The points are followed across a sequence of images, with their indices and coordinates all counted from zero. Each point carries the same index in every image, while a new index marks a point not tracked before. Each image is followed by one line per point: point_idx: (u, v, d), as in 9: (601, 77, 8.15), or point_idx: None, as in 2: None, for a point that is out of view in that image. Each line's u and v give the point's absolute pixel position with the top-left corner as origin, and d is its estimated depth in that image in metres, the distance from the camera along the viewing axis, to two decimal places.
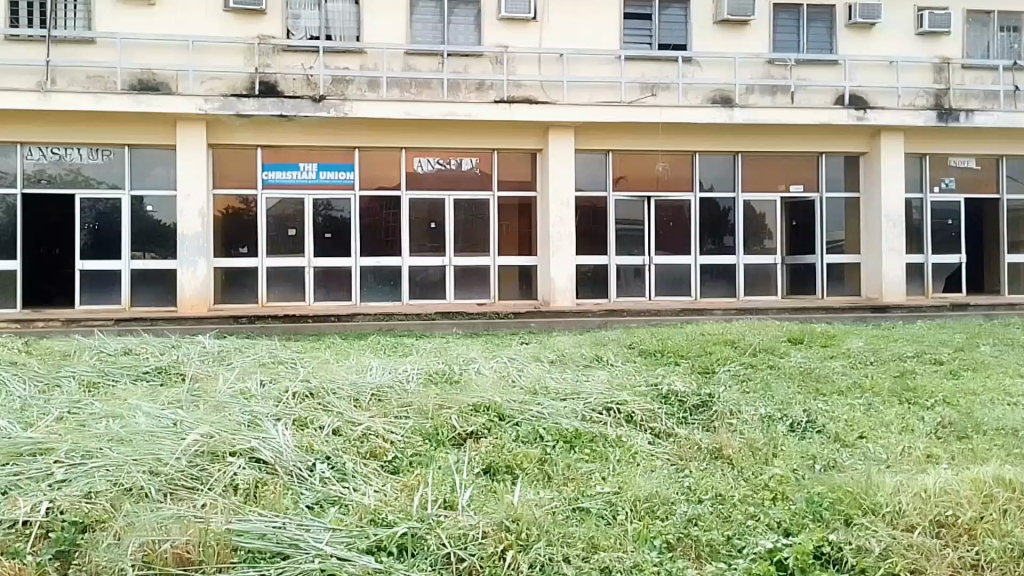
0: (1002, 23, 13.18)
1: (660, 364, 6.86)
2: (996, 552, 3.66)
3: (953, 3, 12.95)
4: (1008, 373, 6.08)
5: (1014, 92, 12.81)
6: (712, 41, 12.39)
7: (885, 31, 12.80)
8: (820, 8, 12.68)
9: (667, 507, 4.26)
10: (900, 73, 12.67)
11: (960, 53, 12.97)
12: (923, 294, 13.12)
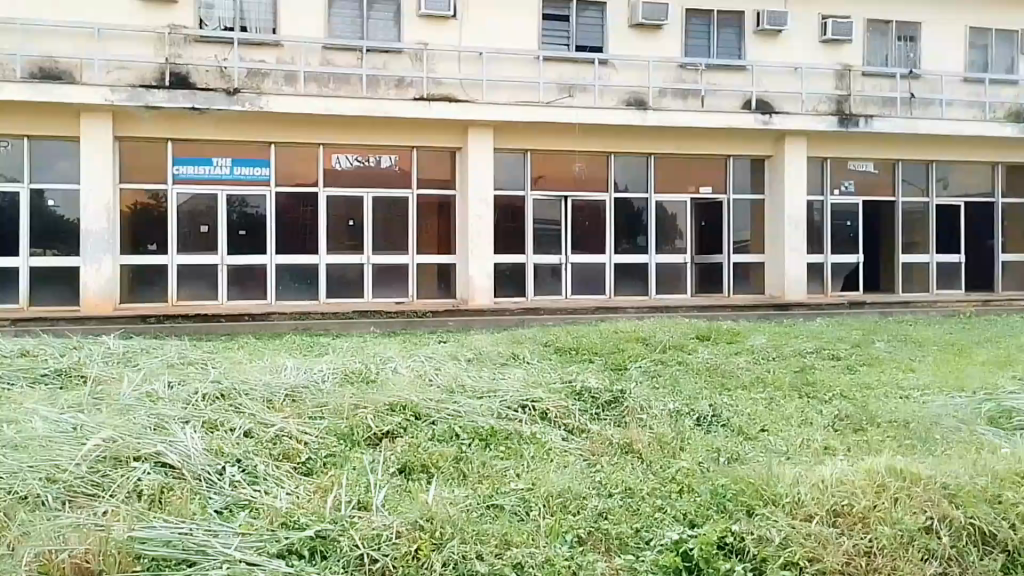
0: (901, 32, 13.86)
1: (574, 361, 6.93)
2: (887, 539, 3.78)
3: (854, 13, 13.61)
4: (900, 368, 6.38)
5: (910, 100, 13.50)
6: (628, 43, 12.64)
7: (792, 38, 13.28)
8: (729, 14, 13.14)
9: (579, 502, 4.30)
10: (804, 80, 13.21)
11: (860, 60, 13.67)
12: (822, 292, 13.73)
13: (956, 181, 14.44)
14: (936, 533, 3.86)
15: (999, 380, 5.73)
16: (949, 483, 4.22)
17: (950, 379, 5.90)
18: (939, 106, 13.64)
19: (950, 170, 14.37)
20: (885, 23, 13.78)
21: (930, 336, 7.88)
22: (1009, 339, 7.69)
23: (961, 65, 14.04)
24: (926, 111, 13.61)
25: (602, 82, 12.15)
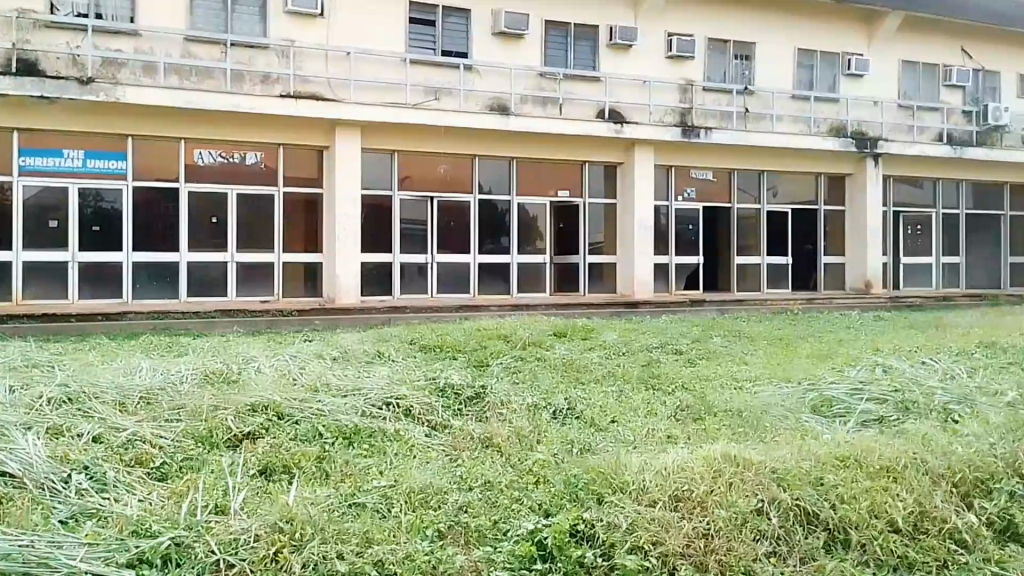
0: (737, 51, 14.88)
1: (439, 358, 7.05)
2: (722, 522, 4.00)
3: (696, 31, 14.49)
4: (734, 360, 6.90)
5: (745, 113, 14.49)
6: (491, 50, 12.94)
7: (641, 52, 14.02)
8: (584, 27, 13.69)
9: (439, 497, 4.39)
10: (651, 92, 13.97)
11: (700, 76, 14.57)
12: (667, 291, 14.58)
13: (785, 189, 15.63)
14: (766, 515, 4.12)
15: (819, 371, 6.26)
16: (778, 467, 4.52)
17: (779, 371, 6.40)
18: (771, 120, 14.69)
19: (778, 179, 15.57)
20: (722, 41, 14.77)
21: (761, 331, 8.51)
22: (829, 333, 8.42)
23: (789, 83, 15.23)
24: (757, 124, 14.65)
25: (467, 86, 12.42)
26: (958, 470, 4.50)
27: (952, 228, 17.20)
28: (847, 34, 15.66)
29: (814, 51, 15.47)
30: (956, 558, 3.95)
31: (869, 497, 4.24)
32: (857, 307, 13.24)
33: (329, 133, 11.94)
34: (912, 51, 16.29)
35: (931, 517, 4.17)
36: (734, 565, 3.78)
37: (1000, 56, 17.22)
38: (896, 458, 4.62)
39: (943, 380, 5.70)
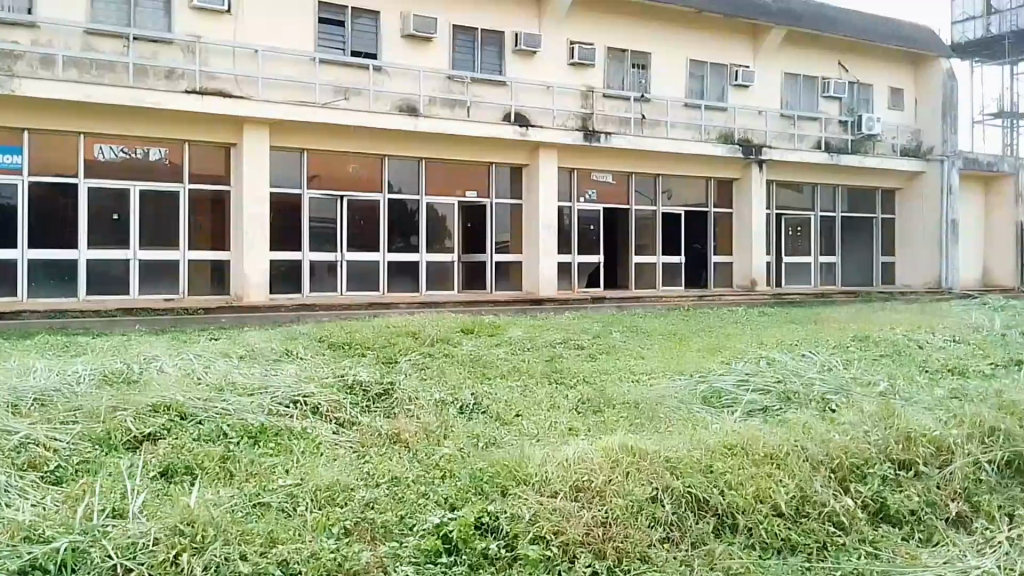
0: (634, 60, 15.56)
1: (347, 356, 7.08)
2: (620, 510, 4.10)
3: (597, 40, 15.01)
4: (631, 355, 7.24)
5: (641, 120, 15.24)
6: (400, 52, 13.03)
7: (545, 58, 14.43)
8: (491, 32, 13.98)
9: (345, 494, 4.34)
10: (555, 97, 14.42)
11: (601, 83, 15.11)
12: (570, 289, 15.05)
13: (678, 192, 16.33)
14: (660, 502, 4.23)
15: (709, 364, 6.60)
16: (671, 457, 4.64)
17: (674, 364, 6.73)
18: (666, 127, 15.44)
19: (673, 183, 16.26)
20: (620, 51, 15.37)
21: (657, 327, 8.90)
22: (720, 329, 8.87)
23: (681, 92, 16.09)
24: (654, 129, 15.37)
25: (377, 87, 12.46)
26: (836, 457, 4.68)
27: (829, 231, 18.40)
28: (735, 46, 16.66)
29: (704, 63, 16.36)
30: (833, 540, 4.15)
31: (755, 483, 4.41)
32: (744, 303, 13.85)
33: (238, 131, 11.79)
34: (793, 63, 17.50)
35: (812, 501, 4.36)
36: (631, 552, 3.84)
37: (872, 70, 18.66)
38: (780, 446, 4.79)
39: (821, 371, 6.12)
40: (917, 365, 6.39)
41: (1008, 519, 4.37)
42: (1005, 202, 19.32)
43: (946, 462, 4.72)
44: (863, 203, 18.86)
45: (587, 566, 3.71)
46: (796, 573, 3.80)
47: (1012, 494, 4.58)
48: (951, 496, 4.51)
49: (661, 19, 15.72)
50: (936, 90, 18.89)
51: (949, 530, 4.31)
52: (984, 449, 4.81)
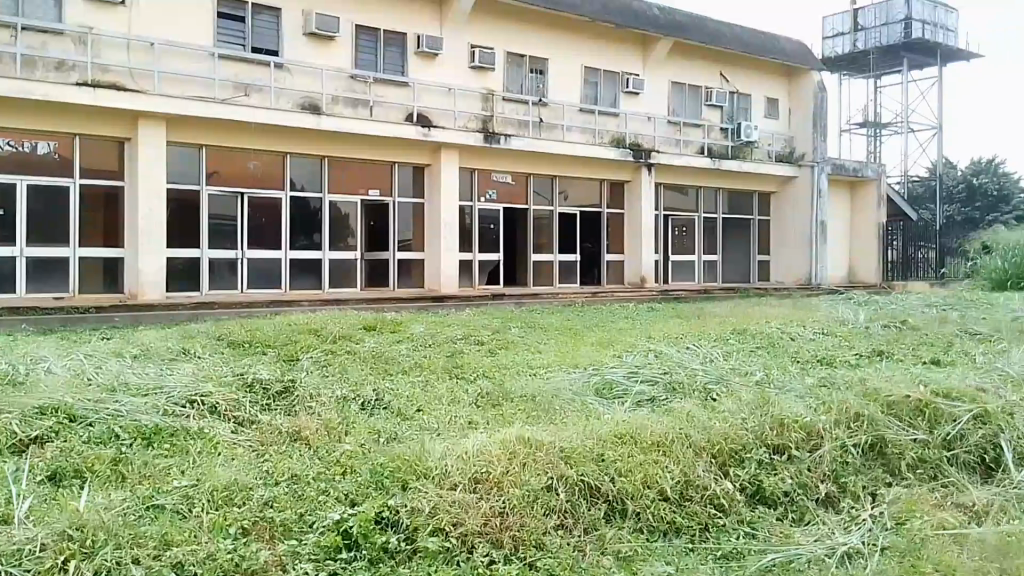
0: (533, 65, 15.90)
1: (247, 354, 7.03)
2: (517, 499, 3.97)
3: (497, 44, 15.29)
4: (528, 349, 7.51)
5: (539, 123, 15.64)
6: (301, 50, 12.91)
7: (446, 60, 14.59)
8: (394, 34, 14.01)
9: (243, 493, 4.20)
10: (456, 99, 14.63)
11: (501, 86, 15.43)
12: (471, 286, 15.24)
13: (573, 194, 16.88)
14: (554, 490, 4.11)
15: (601, 358, 6.91)
16: (566, 446, 4.51)
17: (569, 359, 7.01)
18: (563, 130, 15.93)
19: (568, 184, 16.78)
20: (519, 56, 15.70)
21: (554, 323, 9.22)
22: (613, 324, 9.26)
23: (577, 97, 16.58)
24: (551, 133, 15.80)
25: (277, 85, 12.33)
26: (716, 442, 4.67)
27: (710, 231, 19.36)
28: (625, 55, 17.33)
29: (599, 70, 16.91)
30: (715, 521, 4.15)
31: (642, 469, 4.34)
32: (635, 299, 14.37)
33: (131, 125, 11.41)
34: (679, 73, 18.36)
35: (696, 485, 4.33)
36: (527, 540, 3.74)
37: (752, 81, 19.73)
38: (666, 434, 4.74)
39: (703, 362, 6.49)
40: (789, 356, 6.86)
41: (871, 498, 4.47)
42: (868, 208, 20.78)
43: (815, 446, 4.77)
44: (741, 205, 19.86)
45: (484, 555, 3.59)
46: (679, 554, 3.80)
47: (873, 474, 4.67)
48: (820, 477, 4.56)
49: (556, 27, 16.14)
50: (807, 102, 20.14)
51: (819, 509, 4.37)
52: (849, 433, 4.87)
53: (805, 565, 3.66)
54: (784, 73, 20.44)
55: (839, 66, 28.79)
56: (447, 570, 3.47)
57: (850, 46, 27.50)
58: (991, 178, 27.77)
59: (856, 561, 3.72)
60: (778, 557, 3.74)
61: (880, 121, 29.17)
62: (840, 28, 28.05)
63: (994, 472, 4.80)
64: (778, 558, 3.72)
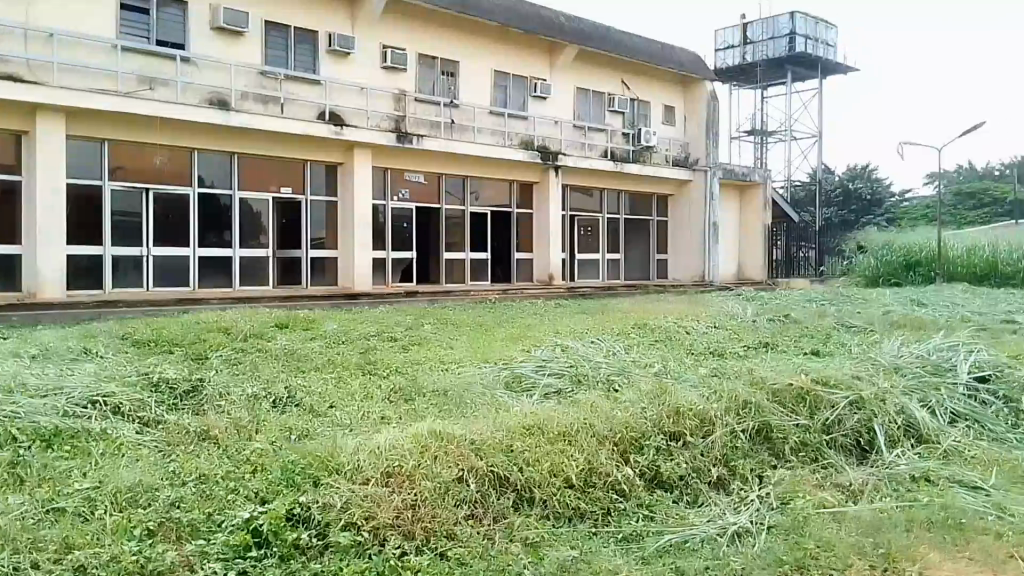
0: (444, 67, 16.01)
1: (154, 353, 6.90)
2: (428, 492, 4.04)
3: (409, 45, 15.33)
4: (440, 346, 7.66)
5: (451, 124, 15.81)
6: (209, 44, 12.64)
7: (357, 59, 14.54)
8: (304, 31, 13.86)
9: (148, 496, 4.15)
10: (369, 99, 14.59)
11: (413, 86, 15.47)
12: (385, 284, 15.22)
13: (484, 194, 17.12)
14: (465, 482, 4.21)
15: (511, 353, 7.14)
16: (476, 438, 4.62)
17: (479, 354, 7.21)
18: (473, 132, 16.20)
19: (479, 184, 16.98)
20: (431, 57, 15.77)
21: (465, 319, 9.40)
22: (521, 319, 9.53)
23: (487, 100, 16.81)
24: (463, 134, 16.06)
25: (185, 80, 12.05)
26: (618, 432, 4.89)
27: (613, 231, 19.97)
28: (531, 60, 17.67)
29: (508, 74, 17.20)
30: (616, 506, 4.34)
31: (550, 459, 4.49)
32: (545, 296, 14.74)
33: (28, 117, 10.92)
34: (583, 80, 18.87)
35: (599, 472, 4.52)
36: (438, 531, 3.84)
37: (651, 89, 20.46)
38: (572, 424, 4.93)
39: (607, 356, 6.80)
40: (685, 348, 7.26)
41: (759, 479, 4.80)
42: (756, 207, 21.76)
43: (707, 433, 5.08)
44: (642, 206, 20.58)
45: (396, 547, 3.66)
46: (581, 538, 3.94)
47: (760, 458, 5.02)
48: (713, 462, 4.86)
49: (466, 30, 16.27)
50: (700, 111, 21.09)
51: (711, 491, 4.64)
52: (738, 420, 5.22)
53: (698, 543, 3.86)
54: (681, 80, 21.26)
55: (728, 77, 30.23)
56: (358, 562, 3.50)
57: (739, 58, 28.93)
58: (865, 183, 29.87)
59: (744, 537, 3.94)
60: (673, 536, 3.94)
61: (766, 129, 30.80)
62: (730, 41, 29.45)
63: (869, 453, 5.24)
64: (673, 538, 3.91)
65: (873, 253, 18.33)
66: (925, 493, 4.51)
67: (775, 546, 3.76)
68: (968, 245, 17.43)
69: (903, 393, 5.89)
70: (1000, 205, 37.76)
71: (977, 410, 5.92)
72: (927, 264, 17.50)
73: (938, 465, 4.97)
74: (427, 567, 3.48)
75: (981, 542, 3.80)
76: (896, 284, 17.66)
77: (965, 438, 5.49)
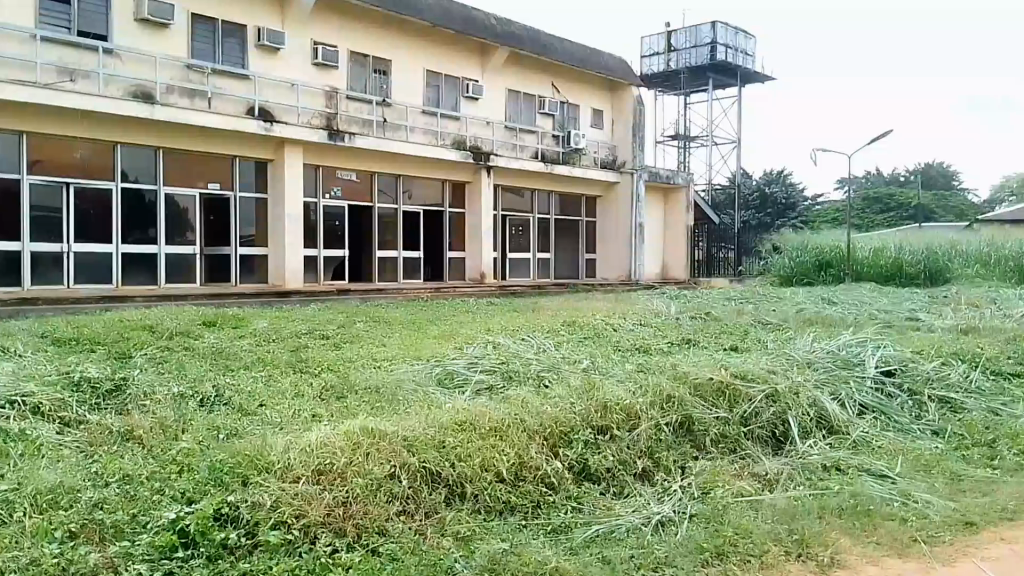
0: (376, 65, 15.94)
1: (74, 352, 6.69)
2: (360, 489, 4.07)
3: (340, 42, 15.20)
4: (372, 343, 7.68)
5: (383, 123, 15.74)
6: (133, 36, 12.25)
7: (286, 55, 14.35)
8: (232, 25, 13.57)
9: (70, 497, 4.05)
10: (299, 95, 14.40)
11: (344, 84, 15.36)
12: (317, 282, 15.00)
13: (417, 193, 17.11)
14: (397, 479, 4.25)
15: (443, 350, 7.22)
16: (408, 435, 4.66)
17: (412, 351, 7.26)
18: (406, 131, 16.16)
19: (412, 183, 16.96)
20: (363, 55, 15.68)
21: (397, 317, 9.43)
22: (452, 317, 9.61)
23: (419, 99, 16.80)
24: (395, 133, 15.99)
25: (107, 72, 11.68)
26: (547, 426, 5.03)
27: (544, 231, 20.23)
28: (462, 62, 17.74)
29: (440, 74, 17.23)
30: (545, 499, 4.46)
31: (481, 454, 4.57)
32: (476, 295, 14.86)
33: None
34: (513, 83, 19.05)
35: (529, 466, 4.62)
36: (370, 527, 3.88)
37: (580, 93, 20.79)
38: (503, 420, 5.04)
39: (537, 352, 6.94)
40: (612, 345, 7.47)
41: (681, 470, 5.02)
42: (679, 209, 22.37)
43: (632, 426, 5.26)
44: (571, 207, 20.92)
45: (327, 544, 3.68)
46: (512, 531, 4.03)
47: (682, 449, 5.23)
48: (638, 454, 5.04)
49: (397, 29, 16.22)
50: (628, 114, 21.52)
51: (636, 482, 4.82)
52: (662, 413, 5.43)
53: (623, 533, 4.02)
54: (609, 85, 21.66)
55: (653, 82, 30.87)
56: (288, 560, 3.49)
57: (664, 64, 29.56)
58: (781, 187, 31.07)
59: (668, 526, 4.13)
60: (601, 527, 4.09)
61: (690, 134, 31.66)
62: (655, 48, 30.10)
63: (783, 444, 5.53)
64: (600, 529, 4.06)
65: (788, 255, 19.11)
66: (835, 481, 4.81)
67: (696, 535, 3.94)
68: (875, 247, 18.33)
69: (816, 387, 6.22)
70: (905, 209, 39.98)
71: (883, 402, 6.30)
72: (838, 264, 18.33)
73: (847, 455, 5.29)
74: (359, 562, 3.51)
75: (887, 527, 4.08)
76: (809, 284, 18.47)
77: (871, 428, 5.86)
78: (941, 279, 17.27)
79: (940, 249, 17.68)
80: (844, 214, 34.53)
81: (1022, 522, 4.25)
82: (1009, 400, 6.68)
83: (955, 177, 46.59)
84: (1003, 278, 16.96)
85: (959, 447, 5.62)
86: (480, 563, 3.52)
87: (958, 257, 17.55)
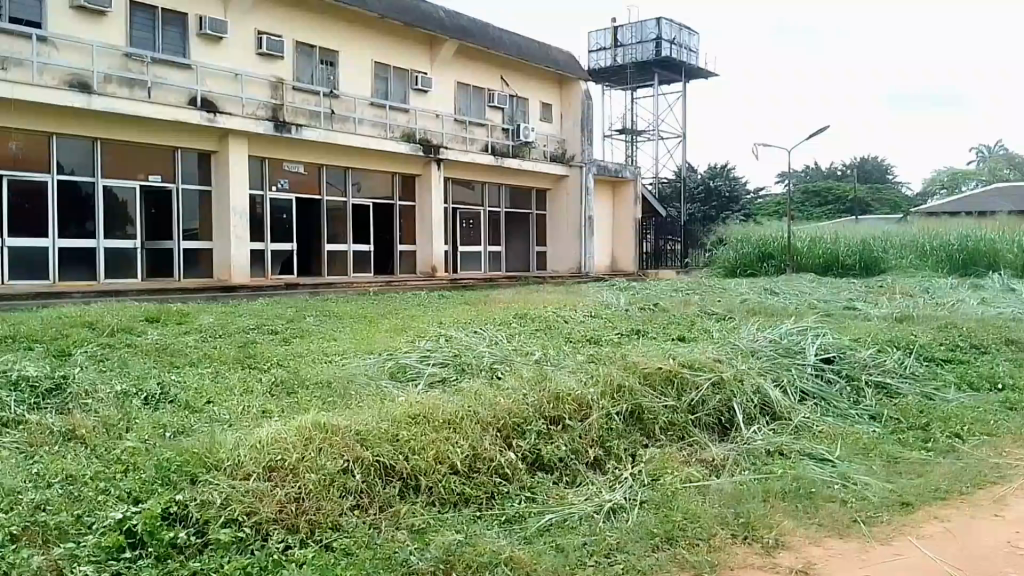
0: (323, 57, 15.73)
1: (10, 349, 6.46)
2: (312, 485, 4.02)
3: (285, 32, 14.96)
4: (322, 338, 7.62)
5: (331, 114, 15.50)
6: (69, 22, 11.82)
7: (229, 44, 14.04)
8: (173, 13, 13.20)
9: (11, 499, 3.90)
10: (243, 85, 14.10)
11: (290, 75, 15.11)
12: (264, 276, 14.74)
13: (365, 185, 16.92)
14: (351, 473, 4.20)
15: (395, 344, 7.23)
16: (361, 429, 4.58)
17: (364, 345, 7.24)
18: (354, 123, 15.96)
19: (359, 175, 16.75)
20: (309, 46, 15.45)
21: (347, 311, 9.37)
22: (404, 311, 9.59)
23: (367, 90, 16.61)
24: (341, 125, 15.74)
25: (42, 60, 11.27)
26: (501, 417, 5.02)
27: (493, 223, 20.28)
28: (413, 52, 17.63)
29: (388, 65, 17.07)
30: (499, 490, 4.48)
31: (435, 446, 4.53)
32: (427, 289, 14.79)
33: None
34: (464, 74, 19.04)
35: (483, 457, 4.61)
36: (322, 523, 3.83)
37: (529, 86, 20.87)
38: (456, 411, 5.00)
39: (489, 345, 6.98)
40: (563, 337, 7.58)
41: (632, 459, 5.11)
42: (628, 202, 22.75)
43: (584, 416, 5.29)
44: (521, 199, 20.99)
45: (280, 542, 3.64)
46: (466, 522, 4.04)
47: (632, 438, 5.32)
48: (590, 443, 5.09)
49: (344, 18, 16.02)
50: (577, 108, 21.71)
51: (588, 471, 4.89)
52: (613, 403, 5.48)
53: (576, 521, 4.09)
54: (557, 79, 21.82)
55: (599, 78, 31.07)
56: (241, 558, 3.44)
57: (611, 60, 29.88)
58: (724, 181, 31.53)
59: (619, 513, 4.21)
60: (554, 516, 4.15)
61: (635, 128, 32.10)
62: (602, 43, 30.45)
63: (728, 430, 5.70)
64: (554, 517, 4.12)
65: (733, 246, 19.81)
66: (779, 465, 4.99)
67: (647, 520, 4.04)
68: (813, 238, 19.03)
69: (759, 373, 6.43)
70: (841, 203, 41.37)
71: (823, 387, 6.56)
72: (780, 255, 19.02)
73: (789, 439, 5.48)
74: (312, 558, 3.47)
75: (829, 509, 4.26)
76: (753, 274, 19.16)
77: (813, 414, 6.08)
78: (875, 269, 17.91)
79: (875, 241, 18.32)
80: (784, 208, 35.53)
81: (953, 501, 4.49)
82: (941, 384, 7.02)
83: (888, 171, 48.29)
84: (934, 268, 17.40)
85: (895, 431, 5.89)
86: (435, 554, 3.52)
87: (894, 247, 18.21)
